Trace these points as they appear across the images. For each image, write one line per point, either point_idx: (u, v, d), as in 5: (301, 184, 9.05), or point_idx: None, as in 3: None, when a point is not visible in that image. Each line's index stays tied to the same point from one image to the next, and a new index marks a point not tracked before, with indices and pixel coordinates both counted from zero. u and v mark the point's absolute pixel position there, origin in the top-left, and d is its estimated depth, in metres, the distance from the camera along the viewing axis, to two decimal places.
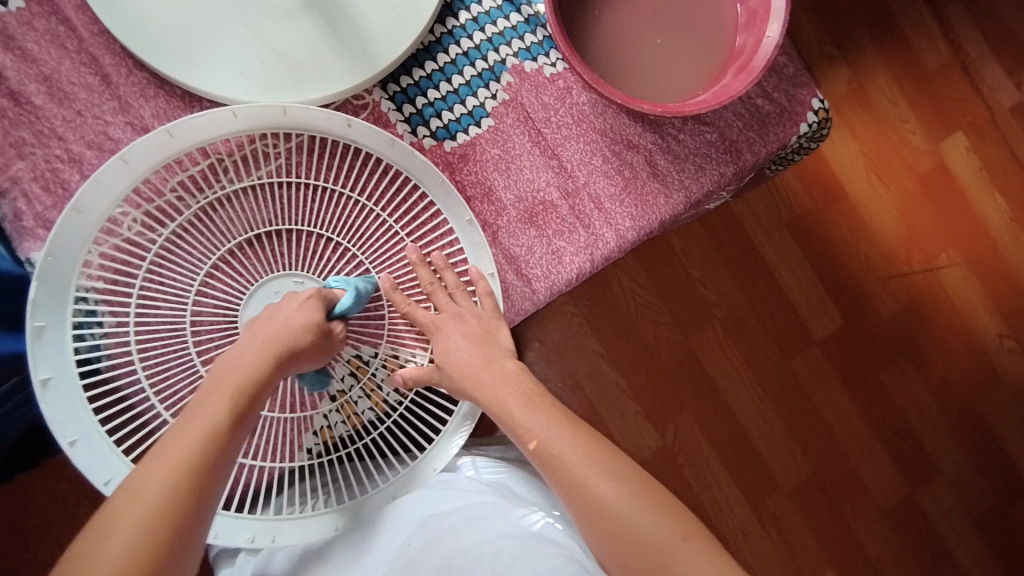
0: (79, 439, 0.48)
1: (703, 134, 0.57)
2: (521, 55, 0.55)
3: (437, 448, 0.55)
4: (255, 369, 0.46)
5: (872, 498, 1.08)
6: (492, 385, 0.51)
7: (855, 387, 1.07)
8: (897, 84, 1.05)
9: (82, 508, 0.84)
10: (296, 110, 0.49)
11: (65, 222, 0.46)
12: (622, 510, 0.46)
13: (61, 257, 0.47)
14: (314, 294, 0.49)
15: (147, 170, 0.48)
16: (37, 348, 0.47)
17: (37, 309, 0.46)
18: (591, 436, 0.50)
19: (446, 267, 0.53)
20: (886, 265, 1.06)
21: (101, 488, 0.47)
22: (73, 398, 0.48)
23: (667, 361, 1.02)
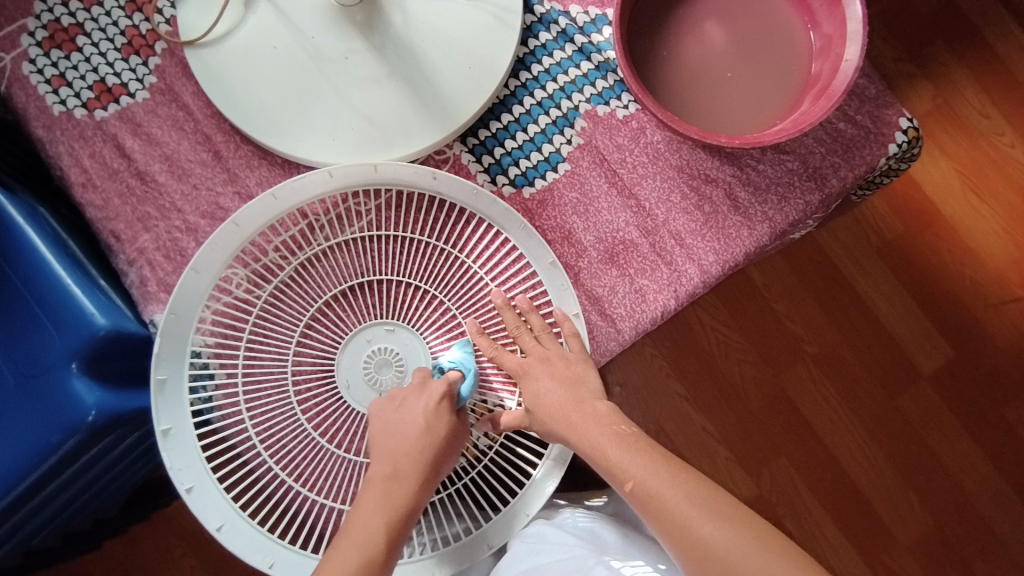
0: (195, 485, 0.51)
1: (784, 163, 0.56)
2: (593, 101, 0.57)
3: (527, 492, 0.54)
4: (404, 477, 0.50)
5: (1007, 549, 0.97)
6: (583, 426, 0.50)
7: (974, 424, 0.98)
8: (988, 97, 0.99)
9: (188, 557, 0.90)
10: (385, 167, 0.52)
11: (185, 281, 0.51)
12: (732, 553, 0.44)
13: (181, 316, 0.51)
14: (442, 391, 0.51)
15: (254, 231, 0.52)
16: (159, 400, 0.50)
17: (161, 362, 0.50)
18: (689, 475, 0.48)
19: (531, 309, 0.53)
20: (997, 290, 0.98)
21: (213, 533, 0.50)
22: (189, 447, 0.51)
23: (757, 402, 0.97)
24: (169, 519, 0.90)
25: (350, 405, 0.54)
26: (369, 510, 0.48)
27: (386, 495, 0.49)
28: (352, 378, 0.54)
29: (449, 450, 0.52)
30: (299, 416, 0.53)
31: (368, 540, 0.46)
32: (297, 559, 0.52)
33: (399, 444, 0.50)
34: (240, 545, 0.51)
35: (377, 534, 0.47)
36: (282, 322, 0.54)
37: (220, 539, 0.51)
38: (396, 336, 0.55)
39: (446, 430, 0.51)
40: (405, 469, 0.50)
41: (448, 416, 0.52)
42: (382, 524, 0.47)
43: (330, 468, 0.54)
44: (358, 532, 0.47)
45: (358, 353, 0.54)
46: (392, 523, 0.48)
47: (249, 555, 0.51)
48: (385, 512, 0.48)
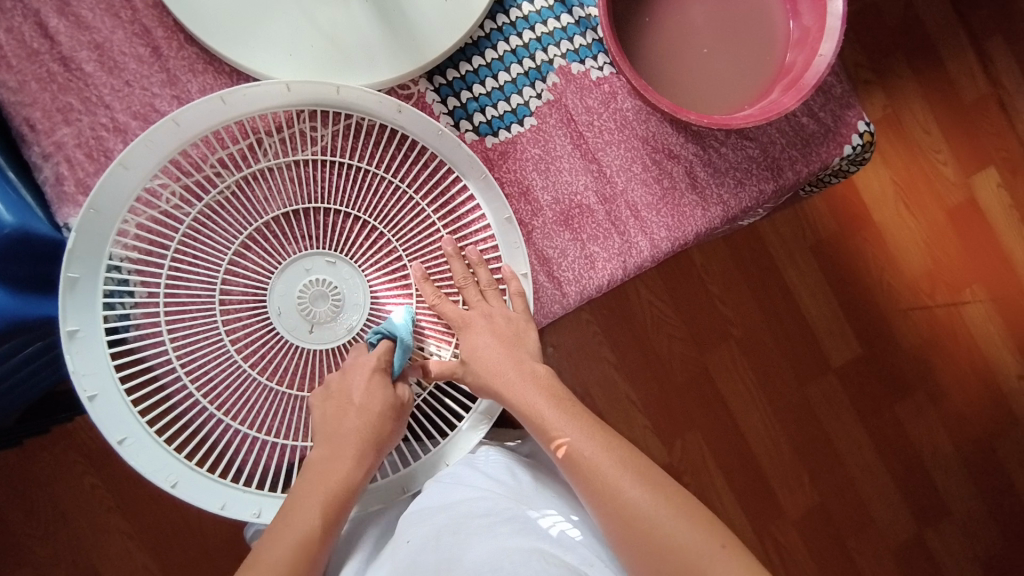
0: (99, 394, 0.48)
1: (746, 149, 0.56)
2: (569, 57, 0.55)
3: (448, 444, 0.54)
4: (351, 460, 0.49)
5: (879, 532, 1.06)
6: (521, 386, 0.50)
7: (869, 417, 1.06)
8: (933, 113, 1.04)
9: (86, 477, 0.86)
10: (348, 91, 0.49)
11: (111, 175, 0.46)
12: (658, 518, 0.46)
13: (101, 214, 0.47)
14: (371, 369, 0.50)
15: (194, 137, 0.48)
16: (69, 298, 0.47)
17: (74, 259, 0.46)
18: (621, 443, 0.50)
19: (480, 263, 0.53)
20: (909, 297, 1.05)
21: (115, 445, 0.48)
22: (98, 353, 0.48)
23: (679, 376, 1.01)
24: (70, 435, 0.86)
25: (278, 332, 0.51)
26: (310, 490, 0.47)
27: (323, 480, 0.48)
28: (285, 306, 0.51)
29: (388, 428, 0.50)
30: (225, 342, 0.50)
31: (306, 517, 0.46)
32: (203, 482, 0.50)
33: (339, 426, 0.49)
34: (143, 461, 0.49)
35: (315, 514, 0.47)
36: (214, 243, 0.50)
37: (121, 453, 0.48)
38: (336, 270, 0.52)
39: (383, 409, 0.50)
40: (346, 450, 0.49)
41: (383, 393, 0.50)
42: (322, 500, 0.47)
43: (250, 397, 0.51)
44: (296, 511, 0.47)
45: (293, 281, 0.52)
46: (328, 501, 0.47)
47: (152, 472, 0.49)
48: (324, 491, 0.47)
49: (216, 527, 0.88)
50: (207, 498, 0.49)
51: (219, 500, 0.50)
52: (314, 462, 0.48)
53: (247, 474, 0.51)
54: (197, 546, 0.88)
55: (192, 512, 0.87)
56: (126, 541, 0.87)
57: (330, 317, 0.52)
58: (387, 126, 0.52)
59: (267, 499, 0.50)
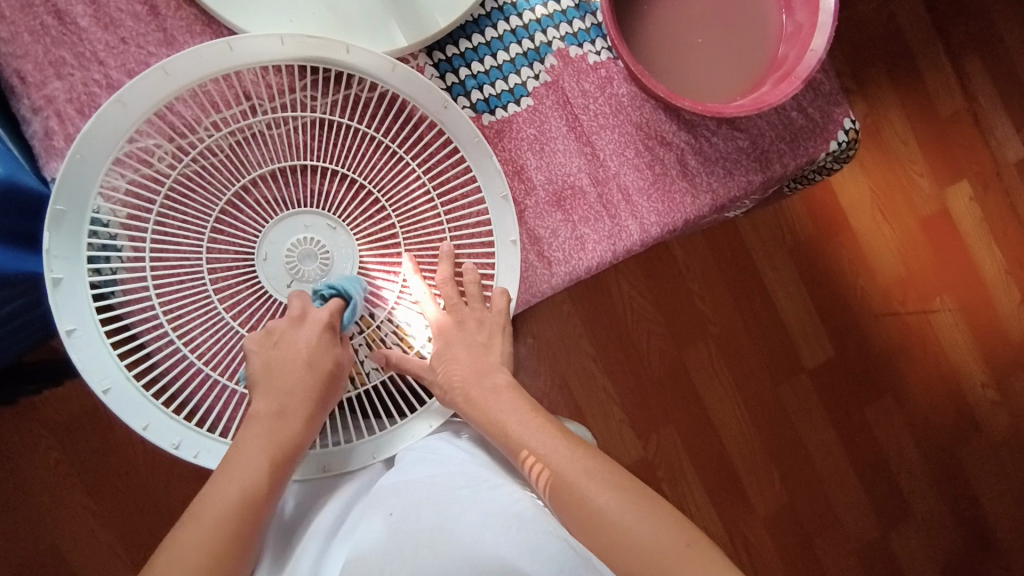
0: (64, 279, 0.46)
1: (735, 140, 0.57)
2: (568, 40, 0.56)
3: (399, 431, 0.54)
4: (295, 417, 0.47)
5: (843, 529, 1.09)
6: (485, 405, 0.50)
7: (838, 418, 1.09)
8: (911, 126, 1.07)
9: (51, 453, 0.85)
10: (403, 71, 0.50)
11: (149, 75, 0.46)
12: (623, 521, 0.45)
13: (95, 148, 0.46)
14: (323, 325, 0.49)
15: (238, 66, 0.48)
16: (67, 177, 0.46)
17: (86, 140, 0.46)
18: (587, 450, 0.49)
19: (473, 279, 0.53)
20: (880, 302, 1.08)
21: (62, 334, 0.46)
22: (76, 237, 0.47)
23: (658, 372, 1.02)
24: (35, 409, 0.84)
25: (257, 276, 0.51)
26: (253, 443, 0.46)
27: (269, 433, 0.46)
28: (272, 254, 0.51)
29: (332, 385, 0.49)
30: (209, 292, 0.50)
31: (249, 470, 0.45)
32: (136, 399, 0.48)
33: (285, 378, 0.48)
34: (82, 358, 0.47)
35: (261, 470, 0.45)
36: (207, 202, 0.50)
37: (65, 343, 0.46)
38: (332, 236, 0.52)
39: (331, 367, 0.49)
40: (293, 406, 0.48)
41: (332, 349, 0.49)
42: (266, 456, 0.46)
43: (225, 343, 0.51)
44: (240, 462, 0.45)
45: (288, 234, 0.52)
46: (269, 458, 0.46)
47: (87, 370, 0.47)
48: (269, 446, 0.46)
49: (183, 507, 0.86)
50: (135, 415, 0.48)
51: (143, 420, 0.48)
52: (257, 414, 0.47)
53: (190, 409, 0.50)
54: (163, 526, 0.86)
55: (159, 490, 0.86)
56: (89, 518, 0.85)
57: (314, 277, 0.52)
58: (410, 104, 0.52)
59: (197, 437, 0.49)
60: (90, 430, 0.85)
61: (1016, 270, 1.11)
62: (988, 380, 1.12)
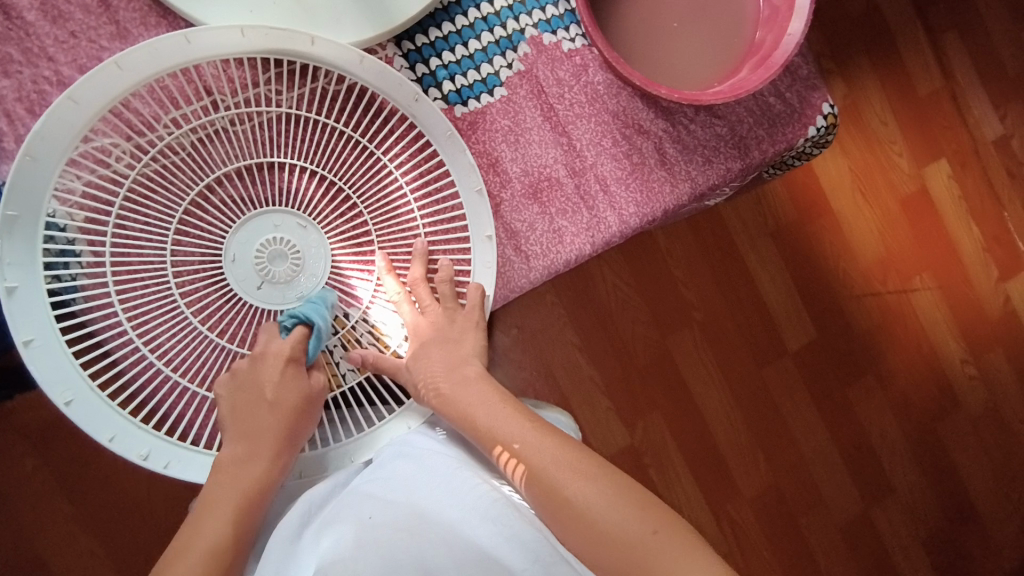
0: (20, 286, 0.45)
1: (713, 127, 0.56)
2: (541, 27, 0.54)
3: (377, 433, 0.53)
4: (263, 460, 0.46)
5: (828, 509, 1.10)
6: (456, 398, 0.49)
7: (822, 400, 1.09)
8: (890, 106, 1.07)
9: (26, 460, 0.83)
10: (371, 63, 0.48)
11: (102, 71, 0.44)
12: (594, 510, 0.44)
13: (47, 150, 0.44)
14: (286, 358, 0.48)
15: (198, 61, 0.46)
16: (18, 180, 0.44)
17: (37, 141, 0.44)
18: (559, 437, 0.48)
19: (447, 276, 0.51)
20: (861, 283, 1.09)
21: (19, 346, 0.44)
22: (32, 242, 0.45)
23: (642, 359, 1.02)
24: (7, 417, 0.82)
25: (225, 280, 0.50)
26: (220, 492, 0.45)
27: (235, 479, 0.45)
28: (240, 256, 0.50)
29: (301, 421, 0.48)
30: (174, 296, 0.48)
31: (218, 520, 0.44)
32: (101, 409, 0.46)
33: (250, 422, 0.47)
34: (43, 369, 0.45)
35: (227, 520, 0.44)
36: (169, 204, 0.48)
37: (23, 354, 0.45)
38: (304, 235, 0.51)
39: (296, 402, 0.48)
40: (259, 449, 0.47)
41: (296, 384, 0.48)
42: (234, 504, 0.45)
43: (194, 348, 0.49)
44: (208, 513, 0.44)
45: (257, 234, 0.50)
46: (235, 506, 0.45)
47: (48, 379, 0.45)
48: (235, 494, 0.45)
49: (165, 512, 0.85)
50: (100, 427, 0.46)
51: (108, 431, 0.46)
52: (224, 462, 0.46)
53: (158, 417, 0.48)
54: (146, 530, 0.85)
55: (140, 495, 0.84)
56: (69, 525, 0.84)
57: (284, 278, 0.50)
58: (380, 97, 0.51)
59: (166, 448, 0.47)
60: (66, 437, 0.83)
61: (993, 247, 1.12)
62: (967, 357, 1.13)
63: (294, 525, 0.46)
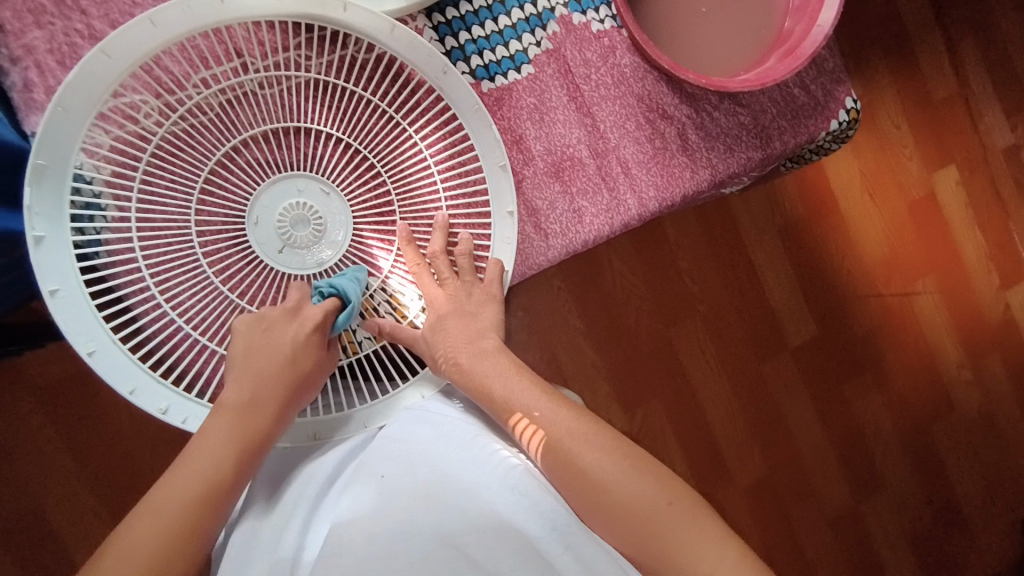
0: (47, 237, 0.45)
1: (737, 115, 0.56)
2: (571, 7, 0.54)
3: (393, 399, 0.53)
4: (269, 408, 0.47)
5: (820, 504, 1.11)
6: (471, 367, 0.49)
7: (820, 397, 1.10)
8: (903, 108, 1.07)
9: (31, 418, 0.83)
10: (402, 34, 0.48)
11: (135, 26, 0.44)
12: (609, 480, 0.45)
13: (78, 103, 0.44)
14: (312, 326, 0.48)
15: (231, 21, 0.47)
16: (48, 130, 0.44)
17: (69, 92, 0.44)
18: (573, 408, 0.49)
19: (467, 249, 0.52)
20: (865, 284, 1.10)
21: (45, 295, 0.45)
22: (59, 192, 0.45)
23: (644, 347, 1.02)
24: (15, 372, 0.83)
25: (249, 242, 0.50)
26: (219, 433, 0.45)
27: (236, 421, 0.46)
28: (263, 218, 0.50)
29: (310, 382, 0.49)
30: (198, 256, 0.49)
31: (215, 459, 0.44)
32: (122, 361, 0.47)
33: (261, 369, 0.47)
34: (67, 320, 0.46)
35: (226, 460, 0.45)
36: (194, 164, 0.48)
37: (48, 303, 0.45)
38: (327, 201, 0.51)
39: (310, 366, 0.49)
40: (267, 399, 0.47)
41: (316, 350, 0.49)
42: (234, 448, 0.45)
43: (215, 308, 0.50)
44: (206, 452, 0.45)
45: (281, 198, 0.51)
46: (235, 449, 0.45)
47: (72, 330, 0.46)
48: (236, 440, 0.45)
49: (168, 474, 0.86)
50: (120, 379, 0.47)
51: (129, 384, 0.47)
52: (226, 404, 0.46)
53: (177, 373, 0.49)
54: (147, 490, 0.85)
55: (143, 457, 0.85)
56: (72, 482, 0.84)
57: (306, 243, 0.51)
58: (409, 69, 0.51)
59: (184, 403, 0.48)
60: (73, 395, 0.84)
61: (996, 255, 1.13)
62: (964, 362, 1.15)
63: (315, 485, 0.47)
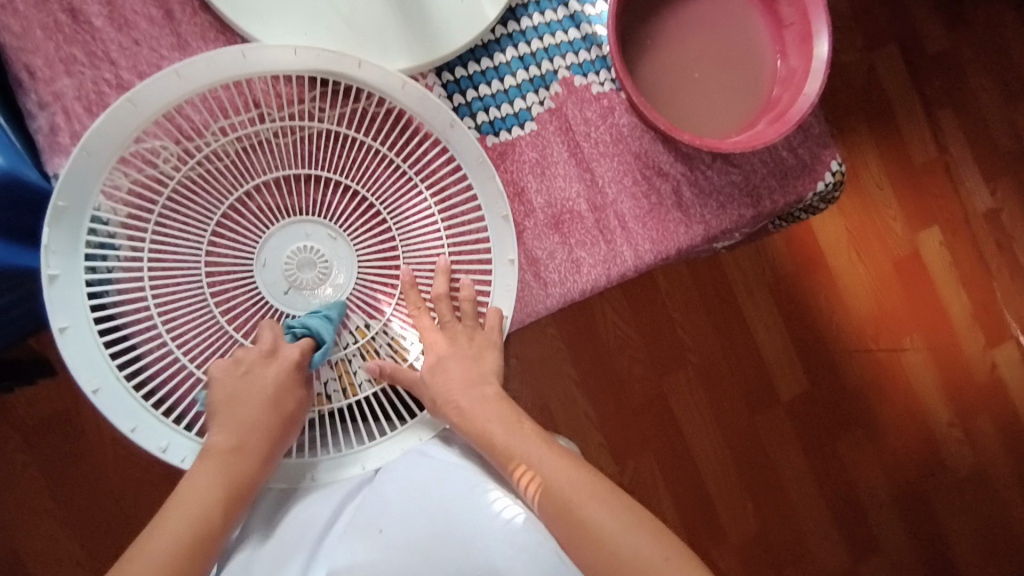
0: (62, 275, 0.47)
1: (729, 174, 0.59)
2: (573, 69, 0.58)
3: (390, 443, 0.53)
4: (252, 451, 0.47)
5: (813, 562, 1.10)
6: (473, 409, 0.50)
7: (811, 452, 1.11)
8: (886, 171, 1.12)
9: (16, 457, 0.82)
10: (413, 89, 0.51)
11: (162, 78, 0.46)
12: (605, 531, 0.45)
13: (100, 147, 0.46)
14: (293, 363, 0.49)
15: (250, 75, 0.49)
16: (72, 174, 0.46)
17: (94, 139, 0.46)
18: (570, 456, 0.50)
19: (469, 295, 0.53)
20: (854, 340, 1.12)
21: (55, 331, 0.46)
22: (77, 233, 0.47)
23: (637, 398, 1.03)
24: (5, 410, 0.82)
25: (256, 283, 0.51)
26: (205, 477, 0.46)
27: (222, 466, 0.46)
28: (271, 260, 0.51)
29: (292, 423, 0.49)
30: (207, 299, 0.50)
31: (199, 505, 0.45)
32: (125, 399, 0.48)
33: (243, 410, 0.48)
34: (75, 356, 0.47)
35: (212, 508, 0.45)
36: (206, 207, 0.50)
37: (57, 340, 0.46)
38: (334, 246, 0.53)
39: (292, 407, 0.49)
40: (250, 439, 0.47)
41: (296, 390, 0.50)
42: (218, 490, 0.46)
43: (218, 347, 0.51)
44: (189, 495, 0.45)
45: (288, 241, 0.52)
46: (220, 494, 0.46)
47: (79, 366, 0.47)
48: (221, 483, 0.46)
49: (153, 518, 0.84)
50: (123, 416, 0.48)
51: (131, 421, 0.48)
52: (212, 448, 0.47)
53: (177, 411, 0.50)
54: (130, 534, 0.83)
55: (129, 500, 0.84)
56: (53, 523, 0.83)
57: (311, 285, 0.52)
58: (417, 122, 0.53)
59: (184, 441, 0.49)
60: (61, 431, 0.83)
61: (981, 314, 1.16)
62: (953, 420, 1.16)
63: (314, 528, 0.48)
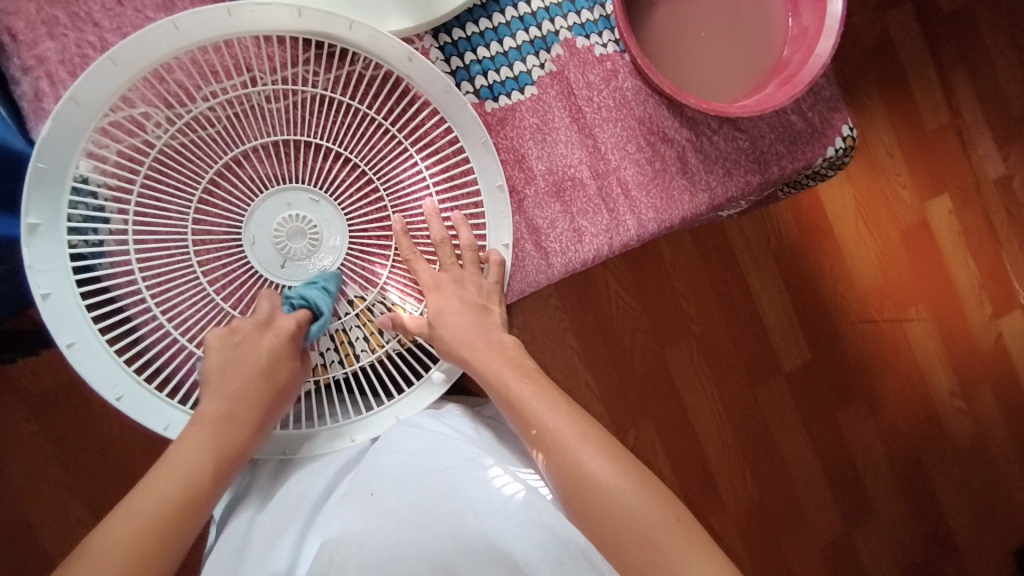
0: (53, 292, 0.46)
1: (736, 140, 0.57)
2: (575, 30, 0.56)
3: (400, 404, 0.52)
4: (245, 422, 0.47)
5: (811, 528, 1.11)
6: (484, 352, 0.50)
7: (812, 421, 1.11)
8: (897, 138, 1.09)
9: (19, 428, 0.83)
10: (361, 29, 0.48)
11: (98, 69, 0.44)
12: (622, 493, 0.45)
13: (68, 132, 0.45)
14: (290, 335, 0.48)
15: (194, 43, 0.46)
16: (31, 188, 0.45)
17: (44, 148, 0.45)
18: (587, 417, 0.49)
19: (470, 243, 0.52)
20: (858, 309, 1.11)
21: (63, 349, 0.46)
22: (57, 245, 0.46)
23: (639, 368, 1.03)
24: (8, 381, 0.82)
25: (250, 262, 0.51)
26: (195, 446, 0.45)
27: (216, 435, 0.46)
28: (259, 237, 0.51)
29: (285, 393, 0.49)
30: (198, 274, 0.49)
31: (186, 476, 0.44)
32: (149, 400, 0.48)
33: (237, 378, 0.47)
34: (89, 369, 0.47)
35: (201, 480, 0.45)
36: (195, 174, 0.49)
37: (68, 356, 0.46)
38: (318, 209, 0.51)
39: (286, 378, 0.48)
40: (243, 410, 0.47)
41: (290, 362, 0.49)
42: (208, 459, 0.45)
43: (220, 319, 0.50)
44: (177, 470, 0.44)
45: (272, 214, 0.51)
46: (209, 466, 0.45)
47: (96, 379, 0.47)
48: (211, 453, 0.45)
49: None
50: (152, 416, 0.48)
51: (162, 419, 0.48)
52: (202, 417, 0.46)
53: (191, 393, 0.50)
54: None
55: (136, 469, 0.84)
56: (58, 490, 0.83)
57: (306, 255, 0.51)
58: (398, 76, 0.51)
59: None
60: (63, 403, 0.83)
61: (988, 283, 1.14)
62: (956, 390, 1.15)
63: (310, 496, 0.49)
